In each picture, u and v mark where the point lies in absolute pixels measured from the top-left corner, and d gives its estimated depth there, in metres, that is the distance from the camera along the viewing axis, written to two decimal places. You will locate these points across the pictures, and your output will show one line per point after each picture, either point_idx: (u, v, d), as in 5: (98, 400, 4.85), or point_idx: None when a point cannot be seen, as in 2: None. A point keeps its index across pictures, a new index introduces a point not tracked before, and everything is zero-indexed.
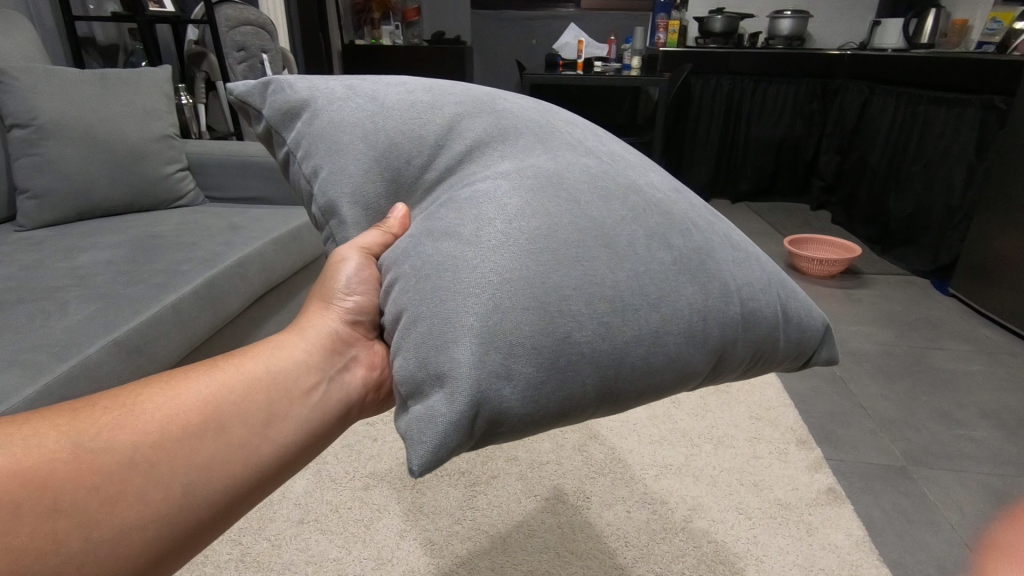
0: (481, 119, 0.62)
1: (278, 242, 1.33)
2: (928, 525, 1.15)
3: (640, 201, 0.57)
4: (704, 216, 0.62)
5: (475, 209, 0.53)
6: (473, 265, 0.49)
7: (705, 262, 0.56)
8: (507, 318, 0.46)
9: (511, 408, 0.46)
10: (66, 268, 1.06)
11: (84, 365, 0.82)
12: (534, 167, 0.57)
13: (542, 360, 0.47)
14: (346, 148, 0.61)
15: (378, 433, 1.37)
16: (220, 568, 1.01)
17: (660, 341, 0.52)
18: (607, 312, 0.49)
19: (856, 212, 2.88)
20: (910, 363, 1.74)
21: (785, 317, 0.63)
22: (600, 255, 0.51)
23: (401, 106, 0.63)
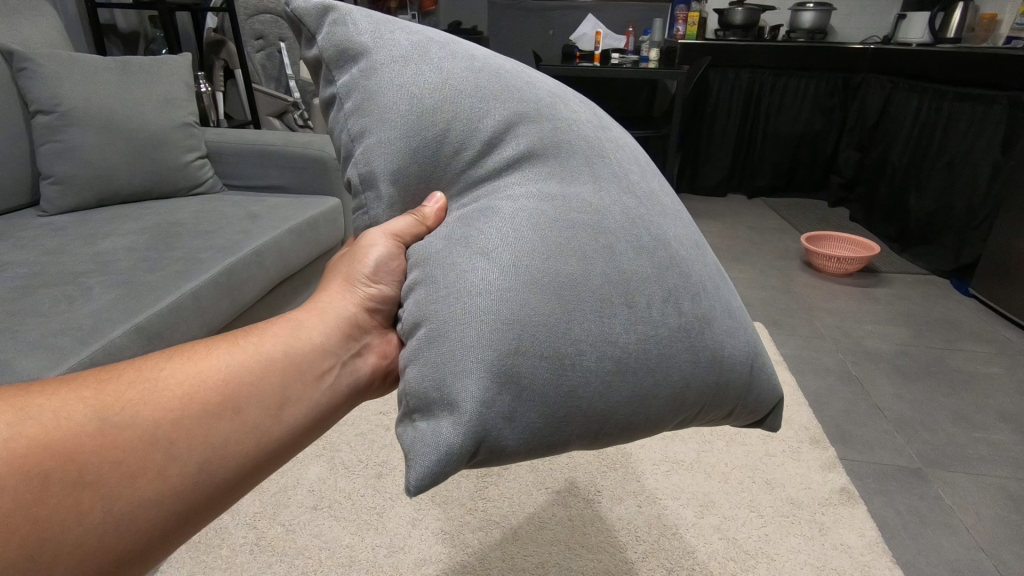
0: (537, 126, 0.60)
1: (295, 231, 1.34)
2: (942, 527, 1.14)
3: (663, 248, 0.57)
4: (715, 277, 0.63)
5: (512, 233, 0.52)
6: (505, 297, 0.49)
7: (706, 329, 0.57)
8: (524, 363, 0.48)
9: (508, 444, 0.49)
10: (88, 253, 1.08)
11: (105, 349, 0.83)
12: (572, 197, 0.56)
13: (546, 409, 0.49)
14: (398, 117, 0.59)
15: (391, 422, 1.38)
16: (235, 551, 1.03)
17: (649, 403, 0.54)
18: (610, 371, 0.51)
19: (875, 210, 2.84)
20: (927, 364, 1.72)
21: (753, 390, 0.64)
22: (620, 314, 0.52)
23: (465, 90, 0.59)
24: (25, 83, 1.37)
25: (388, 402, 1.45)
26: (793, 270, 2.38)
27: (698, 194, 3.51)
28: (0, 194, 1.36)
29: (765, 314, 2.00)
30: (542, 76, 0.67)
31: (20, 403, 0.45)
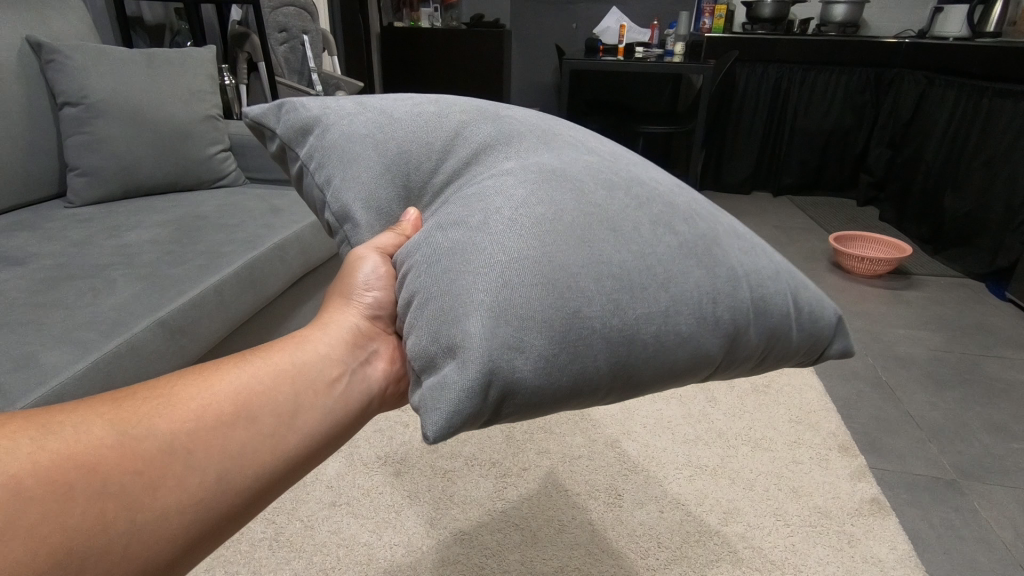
0: (485, 124, 0.64)
1: (316, 225, 1.33)
2: (979, 542, 1.10)
3: (657, 202, 0.57)
4: (707, 208, 0.62)
5: (479, 201, 0.53)
6: (483, 248, 0.48)
7: (710, 247, 0.56)
8: (517, 294, 0.46)
9: (526, 382, 0.46)
10: (114, 246, 1.08)
11: (129, 343, 0.83)
12: (537, 164, 0.57)
13: (554, 332, 0.46)
14: (360, 156, 0.63)
15: (409, 419, 1.37)
16: (255, 546, 1.03)
17: (671, 319, 0.51)
18: (614, 289, 0.49)
19: (907, 209, 2.76)
20: (962, 371, 1.66)
21: (798, 306, 0.62)
22: (607, 241, 0.51)
23: (409, 116, 0.65)
24: (53, 74, 1.38)
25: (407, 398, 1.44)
26: (820, 271, 2.32)
27: (722, 191, 3.44)
28: (28, 185, 1.37)
29: None
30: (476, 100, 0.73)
31: (41, 421, 0.44)
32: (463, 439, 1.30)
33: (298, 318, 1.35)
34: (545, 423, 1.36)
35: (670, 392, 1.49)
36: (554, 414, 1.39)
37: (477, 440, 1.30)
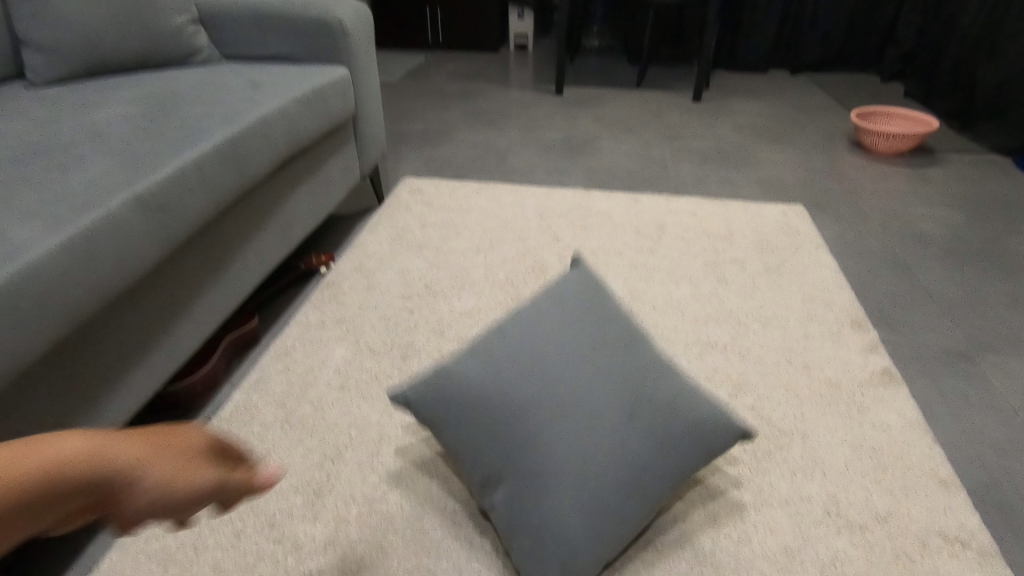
0: (530, 428, 0.86)
1: (302, 100, 1.23)
2: (986, 407, 1.12)
3: (635, 467, 0.85)
4: (661, 414, 0.89)
5: (538, 523, 0.83)
6: (544, 546, 0.81)
7: (658, 469, 0.87)
8: (569, 572, 0.81)
9: (579, 555, 0.81)
10: (80, 124, 0.99)
11: (106, 219, 0.77)
12: (564, 476, 0.84)
13: (584, 552, 0.81)
14: (470, 461, 0.89)
15: (414, 306, 1.34)
16: (268, 428, 1.04)
17: (636, 508, 0.85)
18: (610, 515, 0.83)
19: (935, 84, 2.58)
20: (983, 247, 1.61)
21: (715, 446, 0.90)
22: (603, 496, 0.83)
23: (492, 429, 0.88)
24: None
25: (411, 285, 1.41)
26: (838, 151, 2.21)
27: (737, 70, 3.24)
28: None
29: (806, 198, 1.88)
30: (523, 358, 0.91)
31: None
32: (470, 324, 1.28)
33: (290, 205, 1.34)
34: None
35: (680, 274, 1.45)
36: None
37: (484, 324, 1.28)
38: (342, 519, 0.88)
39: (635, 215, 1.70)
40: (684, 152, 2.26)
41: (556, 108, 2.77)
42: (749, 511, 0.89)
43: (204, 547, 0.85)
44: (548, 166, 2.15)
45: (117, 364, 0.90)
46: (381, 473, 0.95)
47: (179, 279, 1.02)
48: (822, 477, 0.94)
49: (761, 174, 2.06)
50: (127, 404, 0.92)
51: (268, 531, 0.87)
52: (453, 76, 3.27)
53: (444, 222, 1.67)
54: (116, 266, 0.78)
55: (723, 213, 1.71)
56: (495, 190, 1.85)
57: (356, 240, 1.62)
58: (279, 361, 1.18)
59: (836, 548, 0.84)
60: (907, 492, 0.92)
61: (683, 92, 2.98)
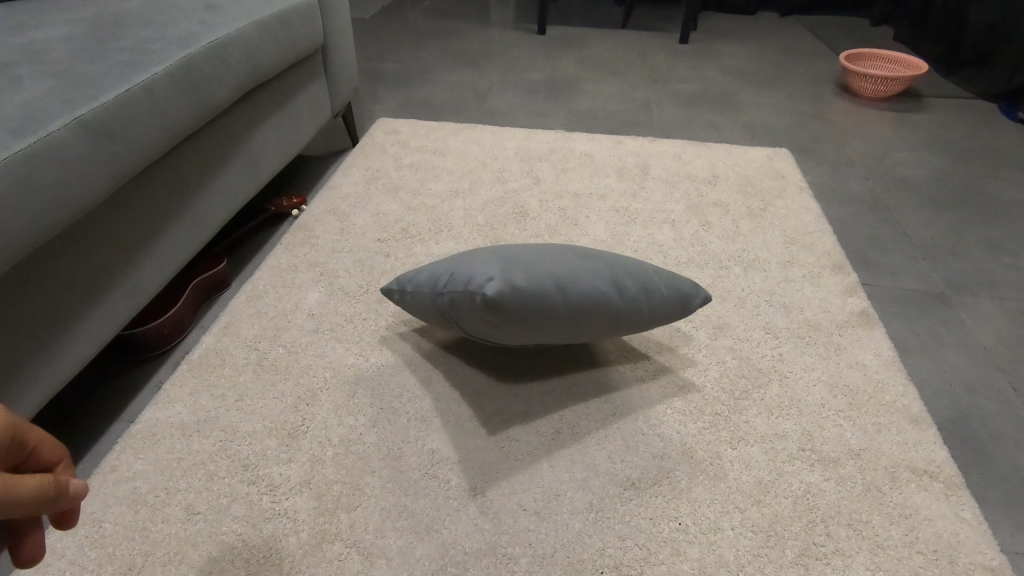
0: (478, 243, 0.96)
1: (261, 26, 1.17)
2: (959, 347, 1.13)
3: (574, 250, 0.91)
4: (602, 249, 0.97)
5: (479, 260, 0.85)
6: (482, 265, 0.81)
7: (602, 255, 0.91)
8: (505, 266, 0.79)
9: (519, 278, 0.78)
10: (18, 42, 0.92)
11: (47, 144, 0.75)
12: (507, 246, 0.89)
13: (524, 274, 0.79)
14: (421, 269, 0.93)
15: (390, 249, 1.30)
16: (239, 370, 1.01)
17: (586, 273, 0.84)
18: (556, 265, 0.83)
19: (924, 28, 2.53)
20: (964, 192, 1.60)
21: (658, 270, 0.94)
22: (548, 254, 0.86)
23: (443, 252, 0.96)
24: None
25: (386, 228, 1.36)
26: (825, 96, 2.16)
27: (725, 12, 3.14)
28: None
29: (791, 142, 1.85)
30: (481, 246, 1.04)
31: None
32: None
33: (256, 143, 1.28)
34: None
35: (663, 218, 1.42)
36: (543, 241, 1.33)
37: None
38: (317, 459, 0.87)
39: (617, 158, 1.65)
40: (670, 95, 2.19)
41: (538, 48, 2.66)
42: (725, 447, 0.89)
43: (176, 490, 0.83)
44: (530, 108, 2.08)
45: (73, 301, 0.87)
46: (357, 414, 0.94)
47: (135, 214, 0.98)
48: (797, 414, 0.95)
49: (747, 118, 2.01)
50: (87, 343, 0.89)
51: (241, 472, 0.85)
52: (430, 14, 3.11)
53: (421, 164, 1.61)
54: (57, 191, 0.77)
55: (707, 156, 1.67)
56: (474, 131, 1.78)
57: (329, 182, 1.55)
58: (250, 304, 1.14)
59: (809, 481, 0.85)
60: (879, 428, 0.93)
61: (669, 34, 2.88)
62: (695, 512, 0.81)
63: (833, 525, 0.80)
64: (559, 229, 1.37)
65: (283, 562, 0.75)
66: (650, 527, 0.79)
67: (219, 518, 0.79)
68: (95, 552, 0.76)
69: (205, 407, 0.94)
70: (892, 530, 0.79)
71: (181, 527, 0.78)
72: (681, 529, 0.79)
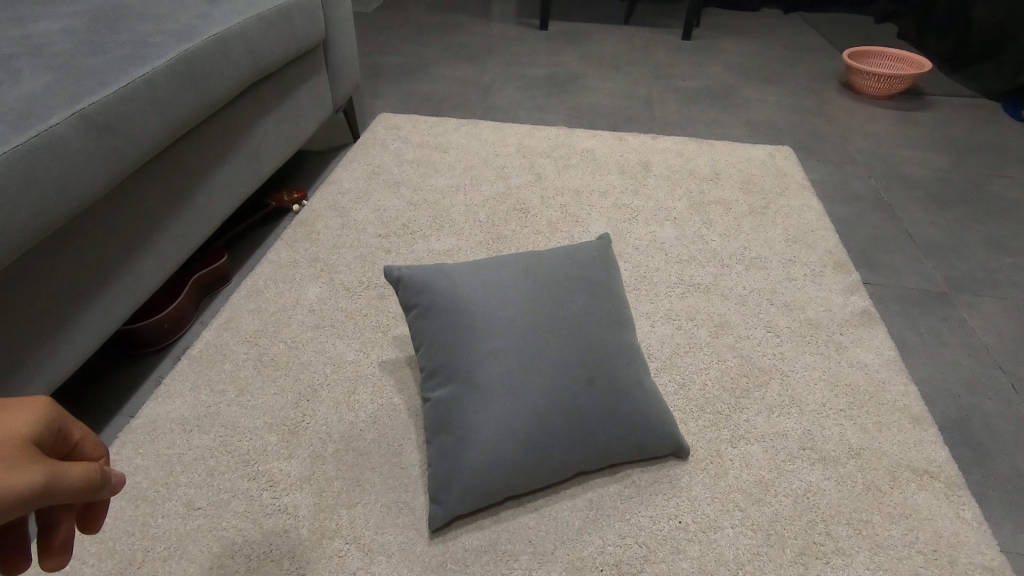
0: (485, 339, 0.81)
1: (262, 20, 1.17)
2: (960, 346, 1.13)
3: (569, 408, 0.80)
4: (611, 382, 0.83)
5: (459, 431, 0.78)
6: (454, 463, 0.78)
7: (592, 428, 0.81)
8: (466, 482, 0.77)
9: (467, 498, 0.77)
10: (17, 35, 0.92)
11: (47, 137, 0.75)
12: (497, 397, 0.79)
13: (480, 487, 0.77)
14: (426, 344, 0.84)
15: (391, 245, 1.30)
16: (239, 366, 1.00)
17: (553, 472, 0.80)
18: (525, 464, 0.78)
19: (928, 24, 2.52)
20: (967, 191, 1.60)
21: (651, 440, 0.84)
22: (527, 442, 0.78)
23: (451, 322, 0.83)
24: None
25: (387, 224, 1.36)
26: (827, 93, 2.16)
27: (728, 8, 3.13)
28: None
29: (794, 140, 1.84)
30: (504, 275, 0.87)
31: None
32: (449, 263, 1.25)
33: (256, 136, 1.28)
34: (534, 248, 1.29)
35: (665, 215, 1.41)
36: (544, 238, 1.32)
37: (464, 263, 1.24)
38: (318, 455, 0.87)
39: (619, 154, 1.65)
40: (672, 91, 2.18)
41: (540, 44, 2.64)
42: (726, 446, 0.89)
43: (176, 485, 0.83)
44: (531, 104, 2.07)
45: (73, 295, 0.86)
46: (357, 410, 0.93)
47: (135, 208, 0.97)
48: (798, 413, 0.95)
49: (749, 115, 2.01)
50: (87, 337, 0.89)
51: (241, 467, 0.85)
52: (431, 8, 3.09)
53: (422, 159, 1.60)
54: (58, 186, 0.77)
55: (710, 154, 1.66)
56: (476, 127, 1.77)
57: (329, 177, 1.55)
58: (251, 300, 1.14)
59: (809, 480, 0.85)
60: (880, 428, 0.93)
61: (672, 30, 2.86)
62: (695, 511, 0.80)
63: (834, 525, 0.80)
64: (560, 226, 1.36)
65: (284, 558, 0.75)
66: (650, 524, 0.79)
67: (219, 513, 0.79)
68: (95, 547, 0.76)
69: (205, 402, 0.94)
70: (892, 530, 0.79)
71: (181, 522, 0.78)
72: (681, 527, 0.79)
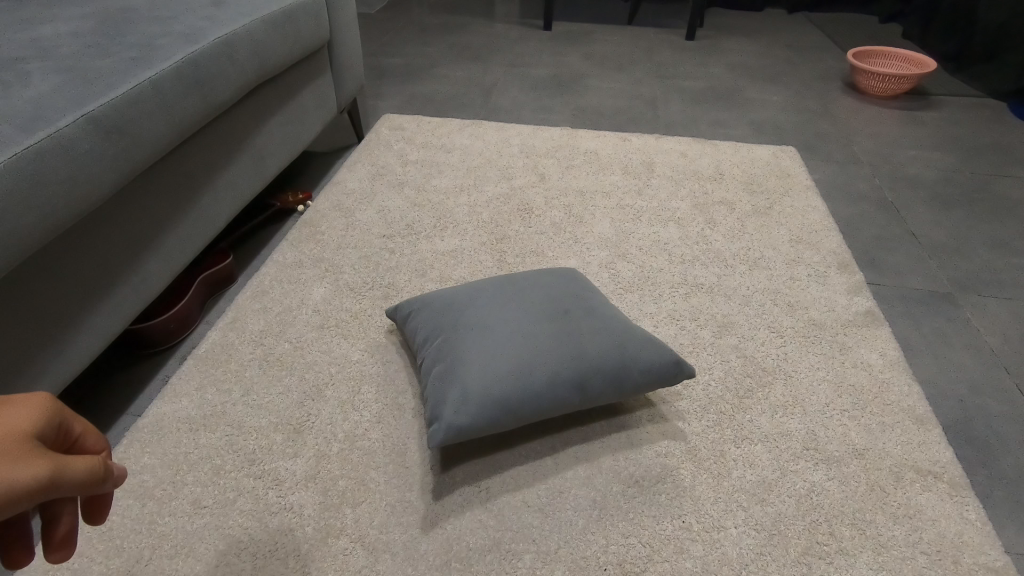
0: (467, 305, 0.92)
1: (268, 22, 1.18)
2: (965, 347, 1.13)
3: (550, 332, 0.85)
4: (589, 315, 0.90)
5: (451, 360, 0.84)
6: (448, 381, 0.81)
7: (577, 342, 0.84)
8: (462, 389, 0.79)
9: (467, 405, 0.78)
10: (25, 38, 0.93)
11: (56, 140, 0.76)
12: (481, 331, 0.86)
13: (478, 394, 0.78)
14: (420, 331, 0.94)
15: (395, 246, 1.30)
16: (244, 366, 1.01)
17: (550, 385, 0.81)
18: (518, 373, 0.80)
19: (934, 24, 2.51)
20: (972, 191, 1.59)
21: (642, 355, 0.86)
22: (514, 354, 0.82)
23: (438, 305, 0.95)
24: None
25: (392, 225, 1.36)
26: (832, 93, 2.15)
27: (732, 8, 3.12)
28: None
29: (798, 140, 1.84)
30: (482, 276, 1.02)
31: None
32: (453, 263, 1.25)
33: (262, 137, 1.29)
34: (538, 248, 1.29)
35: (668, 216, 1.41)
36: (548, 239, 1.33)
37: (468, 264, 1.25)
38: (323, 454, 0.87)
39: (622, 155, 1.65)
40: (676, 91, 2.18)
41: (544, 44, 2.65)
42: (730, 446, 0.89)
43: (182, 484, 0.83)
44: (535, 104, 2.07)
45: (81, 294, 0.87)
46: (362, 410, 0.94)
47: (143, 208, 0.98)
48: (802, 413, 0.95)
49: (753, 115, 2.00)
50: (95, 337, 0.90)
51: (247, 467, 0.85)
52: (435, 9, 3.10)
53: (426, 160, 1.61)
54: (66, 188, 0.77)
55: (713, 154, 1.67)
56: (480, 127, 1.78)
57: (334, 178, 1.56)
58: (256, 300, 1.14)
59: (813, 481, 0.85)
60: (884, 428, 0.93)
61: (676, 30, 2.86)
62: (698, 511, 0.81)
63: (838, 525, 0.80)
64: (564, 227, 1.36)
65: (289, 556, 0.75)
66: (653, 524, 0.79)
67: (225, 512, 0.80)
68: (103, 545, 0.77)
69: (211, 401, 0.95)
70: (896, 530, 0.79)
71: (188, 521, 0.79)
72: (684, 527, 0.79)
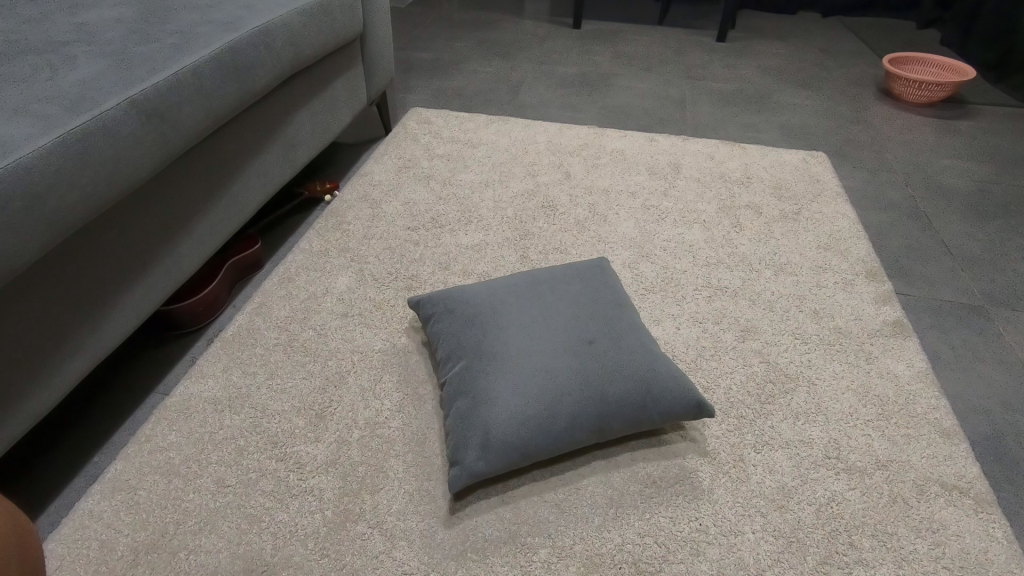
0: (492, 324, 0.91)
1: (304, 12, 1.19)
2: (996, 361, 1.10)
3: (574, 365, 0.84)
4: (614, 343, 0.88)
5: (475, 390, 0.83)
6: (471, 416, 0.81)
7: (602, 379, 0.83)
8: (484, 432, 0.79)
9: (486, 449, 0.79)
10: (71, 22, 0.96)
11: (99, 122, 0.78)
12: (505, 360, 0.85)
13: (498, 438, 0.79)
14: (443, 343, 0.94)
15: (420, 238, 1.31)
16: (270, 350, 1.03)
17: (569, 427, 0.81)
18: (541, 414, 0.80)
19: (974, 31, 2.45)
20: (1008, 203, 1.55)
21: (666, 394, 0.85)
22: (538, 393, 0.81)
23: (462, 319, 0.94)
24: None
25: (417, 217, 1.37)
26: (865, 100, 2.11)
27: (764, 11, 3.08)
28: None
29: (829, 146, 1.81)
30: (507, 282, 1.00)
31: None
32: (476, 258, 1.26)
33: (293, 127, 1.30)
34: (561, 246, 1.30)
35: (694, 218, 1.40)
36: (572, 237, 1.32)
37: (491, 259, 1.25)
38: (343, 440, 0.88)
39: (649, 155, 1.64)
40: (705, 93, 2.16)
41: (573, 42, 2.64)
42: (749, 451, 0.89)
43: (207, 462, 0.85)
44: (562, 103, 2.07)
45: (116, 275, 0.90)
46: (382, 398, 0.95)
47: (179, 194, 1.01)
48: (824, 421, 0.94)
49: (783, 119, 1.98)
50: (128, 316, 0.92)
51: (270, 449, 0.87)
52: (465, 5, 3.10)
53: (452, 154, 1.62)
54: (108, 168, 0.79)
55: (742, 157, 1.65)
56: (507, 123, 1.78)
57: (361, 169, 1.57)
58: (282, 286, 1.16)
59: (833, 490, 0.84)
60: (909, 440, 0.91)
61: (707, 30, 2.83)
62: (716, 515, 0.80)
63: (858, 536, 0.79)
64: (588, 225, 1.36)
65: (309, 537, 0.77)
66: (669, 525, 0.78)
67: (248, 491, 0.82)
68: (129, 517, 0.79)
69: (236, 383, 0.97)
70: (918, 544, 0.78)
71: (211, 499, 0.81)
72: (700, 529, 0.78)
